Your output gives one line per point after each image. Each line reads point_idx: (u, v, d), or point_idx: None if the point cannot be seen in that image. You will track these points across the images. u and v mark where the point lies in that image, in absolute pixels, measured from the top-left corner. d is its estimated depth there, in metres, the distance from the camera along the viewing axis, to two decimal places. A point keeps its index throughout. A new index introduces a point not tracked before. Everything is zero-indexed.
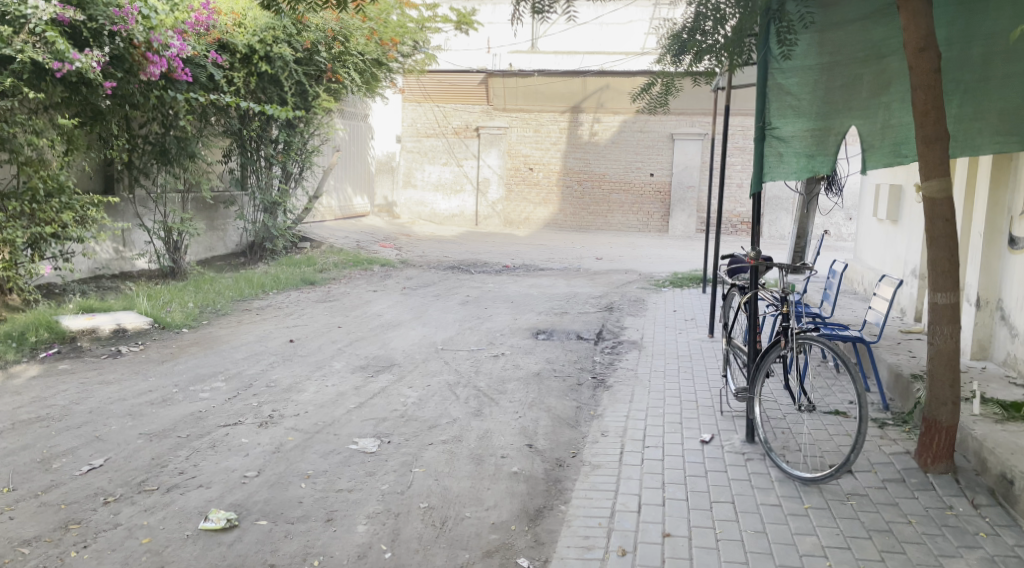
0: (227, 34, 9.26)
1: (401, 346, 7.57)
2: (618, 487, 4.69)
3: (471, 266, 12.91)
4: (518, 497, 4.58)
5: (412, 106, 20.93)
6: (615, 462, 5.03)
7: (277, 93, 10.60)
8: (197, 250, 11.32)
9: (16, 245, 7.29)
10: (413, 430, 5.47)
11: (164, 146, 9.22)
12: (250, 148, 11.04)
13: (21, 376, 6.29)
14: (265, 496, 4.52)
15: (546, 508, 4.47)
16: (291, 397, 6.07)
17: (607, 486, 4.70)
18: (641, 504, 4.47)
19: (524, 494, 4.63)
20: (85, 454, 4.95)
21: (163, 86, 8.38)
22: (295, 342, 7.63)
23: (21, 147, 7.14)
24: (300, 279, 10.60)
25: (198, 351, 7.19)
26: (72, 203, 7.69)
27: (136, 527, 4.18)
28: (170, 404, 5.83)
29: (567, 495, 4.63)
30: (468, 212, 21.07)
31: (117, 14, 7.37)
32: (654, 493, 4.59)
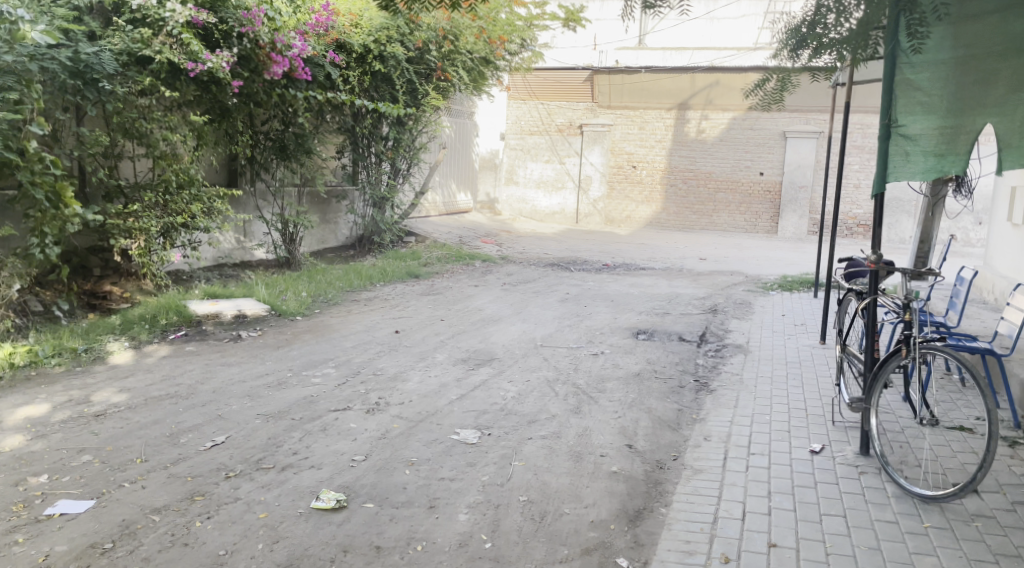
0: (344, 35, 9.57)
1: (501, 341, 7.65)
2: (722, 493, 4.63)
3: (570, 264, 12.91)
4: (618, 497, 4.58)
5: (516, 104, 21.06)
6: (718, 468, 4.96)
7: (389, 91, 10.87)
8: (310, 242, 11.70)
9: (151, 232, 7.73)
10: (513, 424, 5.53)
11: (284, 142, 9.71)
12: (361, 146, 11.36)
13: (152, 355, 6.71)
14: (371, 480, 4.68)
15: (646, 510, 4.46)
16: (396, 386, 6.25)
17: (710, 491, 4.65)
18: (746, 512, 4.41)
19: (624, 494, 4.62)
20: (210, 431, 5.24)
21: (285, 85, 8.76)
22: (400, 333, 7.83)
23: (157, 141, 7.69)
24: (405, 273, 10.84)
25: (311, 338, 7.48)
26: (200, 195, 8.13)
27: (254, 502, 4.41)
28: (285, 387, 6.11)
29: (668, 498, 4.60)
30: (569, 210, 21.10)
31: (245, 17, 7.78)
32: (760, 502, 4.51)
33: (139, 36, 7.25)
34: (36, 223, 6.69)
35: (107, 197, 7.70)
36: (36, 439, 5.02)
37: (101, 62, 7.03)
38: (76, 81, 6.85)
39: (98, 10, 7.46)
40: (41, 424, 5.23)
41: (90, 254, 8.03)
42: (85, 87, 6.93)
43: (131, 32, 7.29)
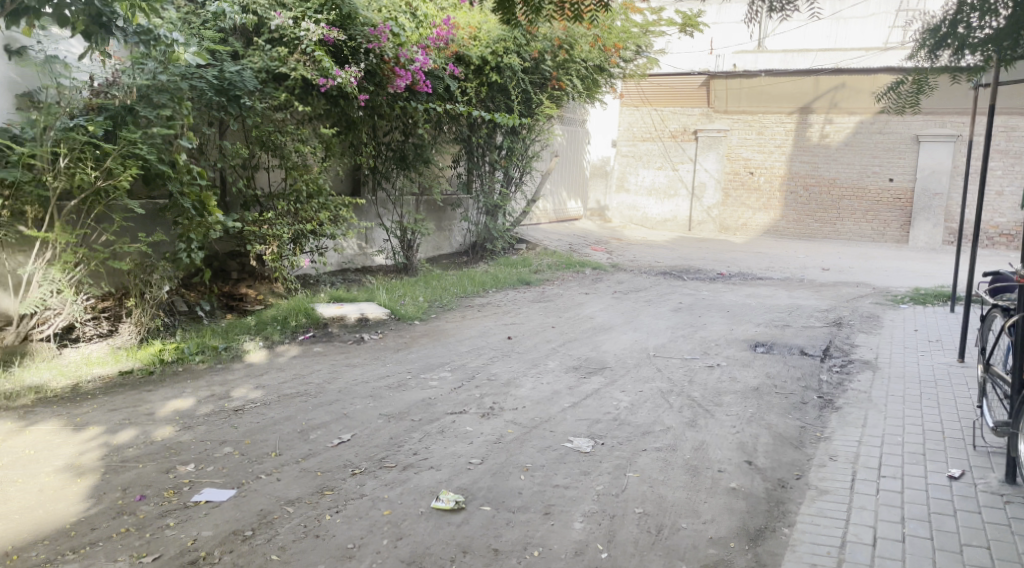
0: (464, 48, 9.84)
1: (614, 349, 7.65)
2: (850, 516, 4.51)
3: (684, 273, 12.76)
4: (737, 515, 4.52)
5: (629, 110, 21.06)
6: (846, 489, 4.82)
7: (505, 102, 11.08)
8: (426, 249, 11.99)
9: (283, 239, 8.11)
10: (627, 434, 5.51)
11: (404, 153, 10.11)
12: (476, 155, 11.59)
13: (283, 355, 7.07)
14: (488, 484, 4.78)
15: (767, 529, 4.38)
16: (510, 391, 6.34)
17: (836, 514, 4.54)
18: (878, 537, 4.30)
19: (744, 512, 4.55)
20: (336, 429, 5.48)
21: (407, 98, 9.24)
22: (513, 339, 7.93)
23: (290, 153, 8.25)
24: (517, 279, 10.97)
25: (427, 342, 7.69)
26: (328, 204, 8.53)
27: (378, 499, 4.58)
28: (404, 389, 6.30)
29: (790, 518, 4.51)
30: (681, 217, 20.81)
31: (372, 33, 8.33)
32: (893, 527, 4.39)
33: (277, 54, 8.02)
34: (184, 230, 7.23)
35: (245, 206, 8.29)
36: (183, 429, 5.38)
37: (242, 79, 7.57)
38: (221, 98, 7.40)
39: (239, 30, 8.19)
40: (187, 416, 5.59)
41: (228, 258, 8.52)
42: (228, 104, 7.50)
43: (269, 51, 8.03)
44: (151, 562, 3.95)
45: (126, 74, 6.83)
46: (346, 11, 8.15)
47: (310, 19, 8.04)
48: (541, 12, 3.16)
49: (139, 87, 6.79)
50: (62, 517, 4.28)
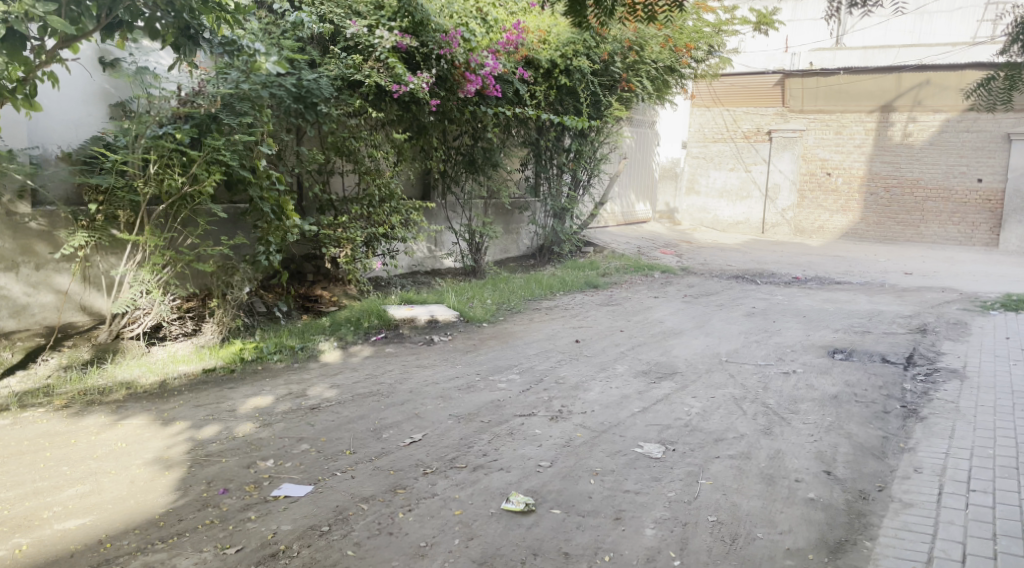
0: (533, 51, 9.93)
1: (684, 354, 7.56)
2: (937, 531, 4.40)
3: (758, 277, 12.52)
4: (816, 526, 4.42)
5: (700, 110, 20.09)
6: (932, 503, 4.68)
7: (574, 104, 11.06)
8: (494, 252, 12.02)
9: (356, 243, 8.34)
10: (699, 440, 5.45)
11: (473, 157, 10.20)
12: (545, 158, 11.68)
13: (355, 356, 7.20)
14: (558, 487, 4.78)
15: (848, 542, 4.28)
16: (579, 394, 6.33)
17: (922, 528, 4.42)
18: (967, 554, 4.19)
19: (823, 523, 4.45)
20: (407, 428, 5.56)
21: (477, 102, 9.36)
22: (581, 342, 7.91)
23: (363, 158, 8.46)
24: (585, 283, 10.93)
25: (496, 344, 7.73)
26: (400, 207, 8.74)
27: (449, 499, 4.62)
28: (473, 391, 6.35)
29: (872, 531, 4.39)
30: (754, 220, 19.66)
31: (444, 40, 8.49)
32: (983, 544, 4.28)
33: (352, 62, 8.18)
34: (263, 233, 7.46)
35: (321, 209, 8.53)
36: (262, 426, 5.53)
37: (320, 86, 7.77)
38: (298, 105, 7.66)
39: (316, 40, 8.38)
40: (266, 414, 5.75)
41: (305, 261, 8.75)
42: (306, 110, 7.74)
43: (344, 59, 8.18)
44: (234, 553, 4.07)
45: (211, 84, 7.06)
46: (419, 17, 8.29)
47: (385, 26, 8.28)
48: (614, 14, 3.13)
49: (223, 96, 7.05)
50: (151, 508, 4.44)
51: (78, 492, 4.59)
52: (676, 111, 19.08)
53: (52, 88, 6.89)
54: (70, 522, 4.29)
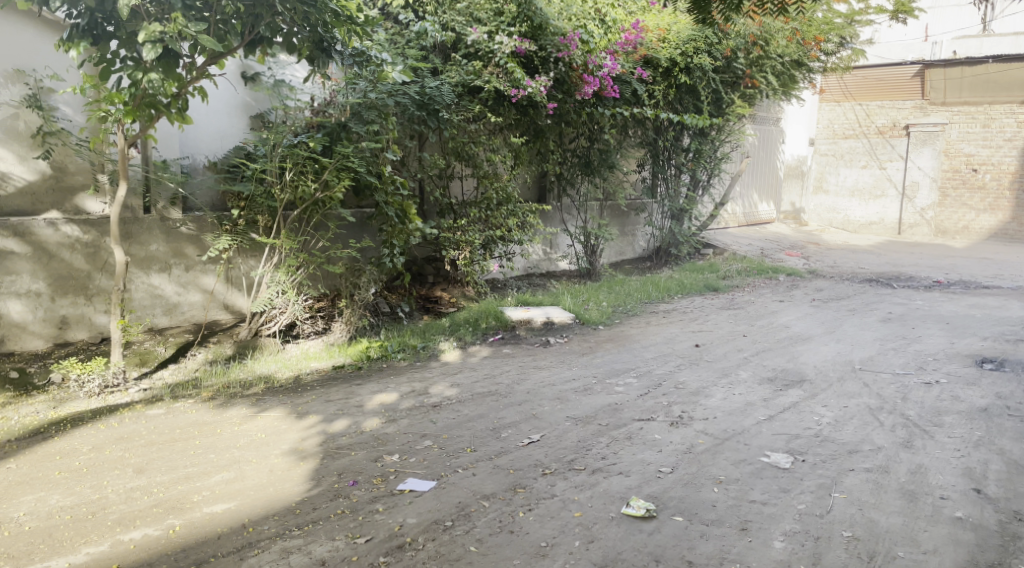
0: (652, 50, 9.80)
1: (812, 361, 7.29)
2: None
3: (894, 280, 11.94)
4: (965, 547, 4.19)
5: (829, 106, 18.72)
6: None
7: (694, 103, 10.89)
8: (610, 254, 11.91)
9: (474, 245, 8.51)
10: (831, 452, 5.25)
11: (588, 158, 10.28)
12: (662, 158, 11.47)
13: (474, 356, 7.31)
14: (680, 494, 4.71)
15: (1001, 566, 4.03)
16: (700, 400, 6.21)
17: None
18: None
19: (972, 545, 4.21)
20: (526, 429, 5.59)
21: (594, 104, 9.36)
22: (701, 346, 7.76)
23: (481, 163, 8.63)
24: (704, 285, 10.71)
25: (613, 347, 7.69)
26: (517, 210, 8.84)
27: (569, 501, 4.63)
28: (591, 394, 6.33)
29: None
30: (890, 220, 18.20)
31: (562, 42, 8.54)
32: None
33: (473, 68, 8.37)
34: (388, 236, 7.73)
35: (440, 213, 8.68)
36: (388, 422, 5.69)
37: (441, 94, 7.93)
38: (421, 112, 7.83)
39: (439, 48, 8.68)
40: (391, 410, 5.91)
41: (426, 263, 8.97)
42: (429, 118, 7.91)
43: (465, 66, 8.41)
44: (363, 543, 4.20)
45: (341, 94, 7.43)
46: (538, 22, 8.36)
47: (504, 32, 8.37)
48: (740, 8, 2.81)
49: (352, 105, 7.39)
50: (288, 496, 4.64)
51: (224, 478, 4.85)
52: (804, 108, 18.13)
53: (201, 102, 7.39)
54: (217, 506, 4.53)
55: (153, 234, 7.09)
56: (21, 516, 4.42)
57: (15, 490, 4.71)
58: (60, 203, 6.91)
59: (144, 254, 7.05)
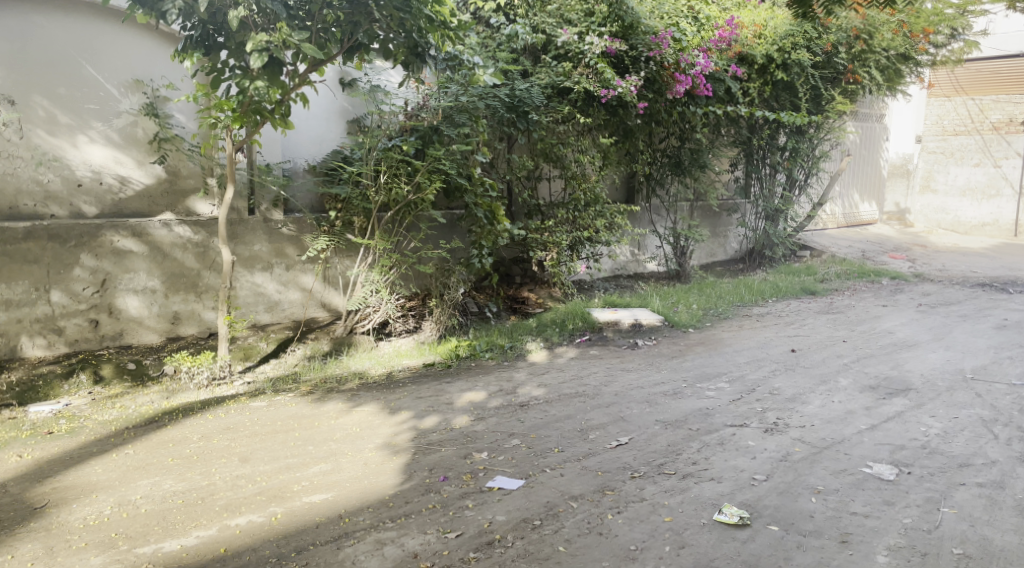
0: (748, 47, 9.54)
1: (918, 369, 6.97)
2: None
3: (1008, 285, 11.31)
4: None
5: (938, 100, 17.36)
6: None
7: (790, 100, 10.61)
8: (700, 255, 11.67)
9: (562, 247, 8.45)
10: (940, 464, 5.00)
11: (679, 158, 10.10)
12: (756, 158, 11.18)
13: (562, 357, 7.28)
14: (775, 502, 4.56)
15: None
16: (796, 407, 6.01)
17: None
18: None
19: None
20: (614, 431, 5.53)
21: (685, 103, 9.18)
22: (797, 352, 7.51)
23: (570, 164, 8.57)
24: (801, 289, 10.39)
25: (704, 351, 7.53)
26: (605, 212, 8.72)
27: (659, 505, 4.54)
28: (681, 397, 6.21)
29: None
30: (1005, 222, 16.73)
31: (653, 41, 8.42)
32: None
33: (562, 69, 8.40)
34: (477, 237, 7.83)
35: (528, 215, 8.71)
36: (476, 420, 5.71)
37: (531, 96, 8.01)
38: (511, 115, 7.93)
39: (528, 50, 8.69)
40: (479, 408, 5.93)
41: (513, 264, 9.01)
42: (518, 119, 8.00)
43: (555, 67, 8.44)
44: (454, 538, 4.22)
45: (433, 98, 7.49)
46: (629, 21, 8.24)
47: (594, 32, 8.33)
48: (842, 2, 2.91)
49: (444, 109, 7.42)
50: (382, 489, 4.71)
51: (322, 469, 4.95)
52: (910, 104, 17.15)
53: (302, 107, 7.60)
54: (315, 496, 4.63)
55: (257, 234, 7.33)
56: (139, 498, 4.61)
57: (133, 474, 4.92)
58: (173, 206, 7.22)
59: (248, 253, 7.29)
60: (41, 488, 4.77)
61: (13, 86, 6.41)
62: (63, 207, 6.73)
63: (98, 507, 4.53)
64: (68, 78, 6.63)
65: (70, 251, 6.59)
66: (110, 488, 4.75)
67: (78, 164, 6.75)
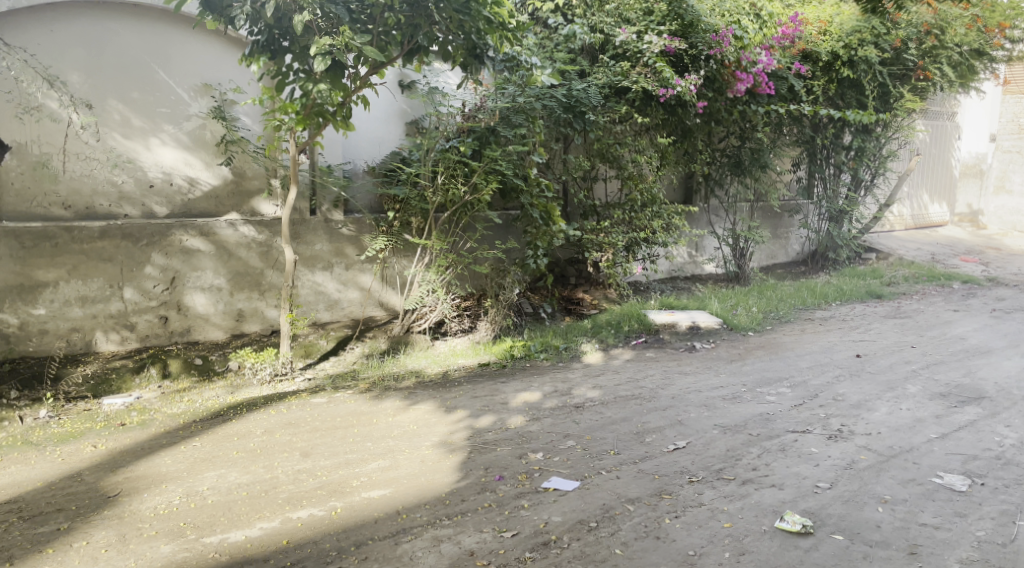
0: (812, 44, 9.38)
1: (992, 377, 6.73)
2: None
3: None
4: None
5: (1015, 97, 16.68)
6: None
7: (856, 98, 10.27)
8: (760, 257, 11.45)
9: (617, 248, 8.39)
10: (1015, 477, 4.82)
11: (739, 158, 9.97)
12: (820, 157, 10.99)
13: (618, 358, 7.22)
14: (839, 511, 4.44)
15: None
16: (862, 414, 5.85)
17: None
18: None
19: None
20: (672, 435, 5.46)
21: (746, 101, 9.09)
22: (862, 357, 7.32)
23: (627, 164, 8.53)
24: (866, 292, 10.13)
25: (765, 354, 7.39)
26: (661, 212, 8.64)
27: (718, 510, 4.46)
28: (741, 402, 6.10)
29: None
30: None
31: (714, 39, 8.27)
32: None
33: (620, 69, 8.26)
34: (532, 238, 7.81)
35: (584, 215, 8.66)
36: (531, 420, 5.69)
37: (588, 96, 7.94)
38: (568, 115, 7.85)
39: (586, 50, 8.59)
40: (535, 409, 5.91)
41: (568, 265, 8.95)
42: (574, 120, 7.94)
43: (613, 67, 8.31)
44: (510, 537, 4.21)
45: (491, 99, 7.47)
46: (689, 19, 8.15)
47: (653, 31, 8.23)
48: None
49: (501, 110, 7.43)
50: (439, 486, 4.72)
51: (380, 465, 4.99)
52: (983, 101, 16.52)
53: (363, 110, 7.69)
54: (374, 491, 4.67)
55: (318, 234, 7.44)
56: (206, 489, 4.71)
57: (200, 466, 5.02)
58: (238, 206, 7.36)
59: (310, 253, 7.40)
60: (114, 478, 4.90)
61: (90, 90, 6.60)
62: (135, 207, 6.90)
63: (167, 497, 4.63)
64: (141, 83, 6.80)
65: (141, 250, 6.76)
66: (178, 478, 4.86)
67: (150, 165, 6.93)
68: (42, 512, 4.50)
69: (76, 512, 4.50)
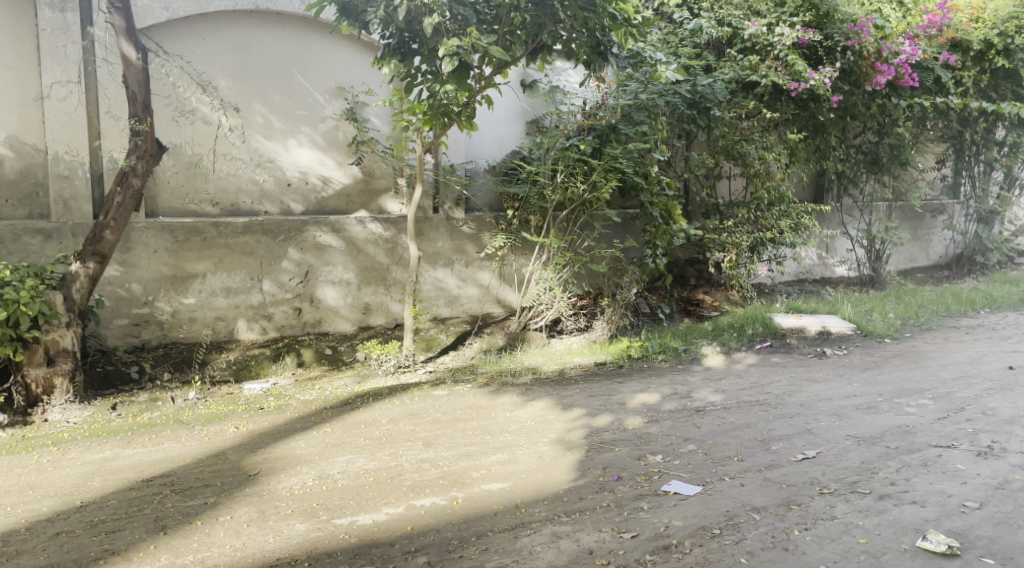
0: (962, 31, 8.86)
1: None
2: None
3: None
4: None
5: None
6: None
7: (1012, 89, 9.59)
8: (898, 260, 10.82)
9: (741, 248, 8.18)
10: None
11: (876, 155, 9.55)
12: (969, 154, 10.31)
13: (742, 362, 7.00)
14: (990, 533, 4.15)
15: None
16: (1015, 431, 5.44)
17: None
18: None
19: None
20: (800, 443, 5.24)
21: (887, 94, 8.60)
22: (1016, 369, 6.82)
23: (753, 160, 8.16)
24: (1019, 300, 9.44)
25: (903, 363, 7.00)
26: (789, 211, 8.33)
27: (853, 525, 4.25)
28: (876, 412, 5.80)
29: None
30: None
31: (852, 29, 7.91)
32: None
33: (748, 63, 8.06)
34: (651, 236, 7.68)
35: (706, 214, 8.50)
36: (651, 422, 5.60)
37: (714, 91, 7.73)
38: (692, 111, 7.72)
39: (713, 44, 8.39)
40: (654, 410, 5.81)
41: (688, 265, 8.74)
42: (698, 116, 7.77)
43: (741, 61, 8.12)
44: (630, 539, 4.14)
45: (613, 96, 7.40)
46: (824, 9, 7.88)
47: (785, 23, 7.92)
48: None
49: (622, 107, 7.37)
50: (558, 483, 4.70)
51: (500, 459, 5.02)
52: None
53: (487, 109, 7.80)
54: (493, 484, 4.70)
55: (440, 232, 7.56)
56: (336, 473, 4.86)
57: (331, 450, 5.19)
58: (367, 204, 7.57)
59: (433, 250, 7.53)
60: (254, 458, 5.13)
61: (237, 95, 6.93)
62: (274, 205, 7.20)
63: (301, 478, 4.81)
64: (282, 87, 7.09)
65: (279, 245, 7.05)
66: (312, 461, 5.04)
67: (288, 166, 7.21)
68: (191, 486, 4.75)
69: (222, 487, 4.74)
